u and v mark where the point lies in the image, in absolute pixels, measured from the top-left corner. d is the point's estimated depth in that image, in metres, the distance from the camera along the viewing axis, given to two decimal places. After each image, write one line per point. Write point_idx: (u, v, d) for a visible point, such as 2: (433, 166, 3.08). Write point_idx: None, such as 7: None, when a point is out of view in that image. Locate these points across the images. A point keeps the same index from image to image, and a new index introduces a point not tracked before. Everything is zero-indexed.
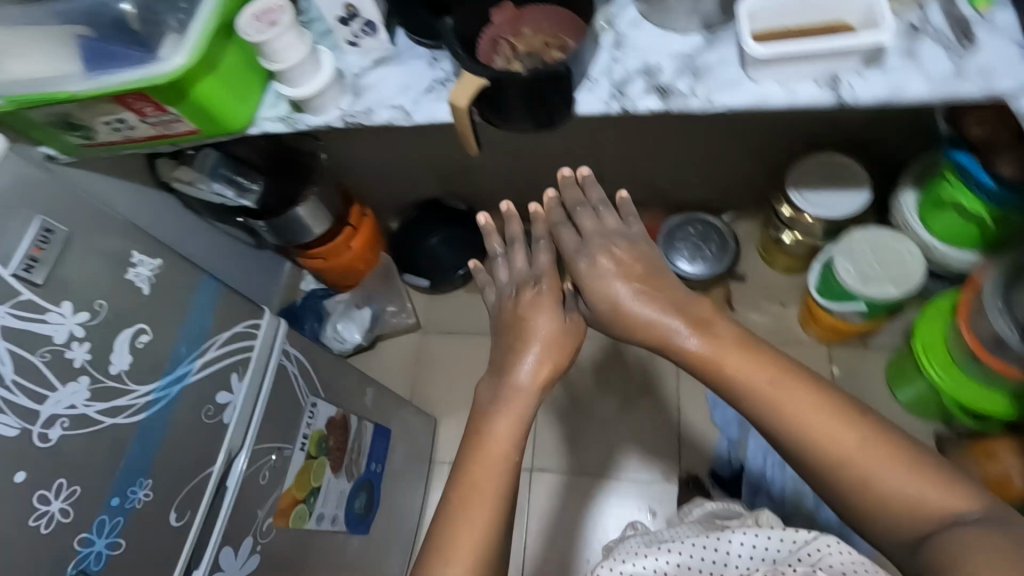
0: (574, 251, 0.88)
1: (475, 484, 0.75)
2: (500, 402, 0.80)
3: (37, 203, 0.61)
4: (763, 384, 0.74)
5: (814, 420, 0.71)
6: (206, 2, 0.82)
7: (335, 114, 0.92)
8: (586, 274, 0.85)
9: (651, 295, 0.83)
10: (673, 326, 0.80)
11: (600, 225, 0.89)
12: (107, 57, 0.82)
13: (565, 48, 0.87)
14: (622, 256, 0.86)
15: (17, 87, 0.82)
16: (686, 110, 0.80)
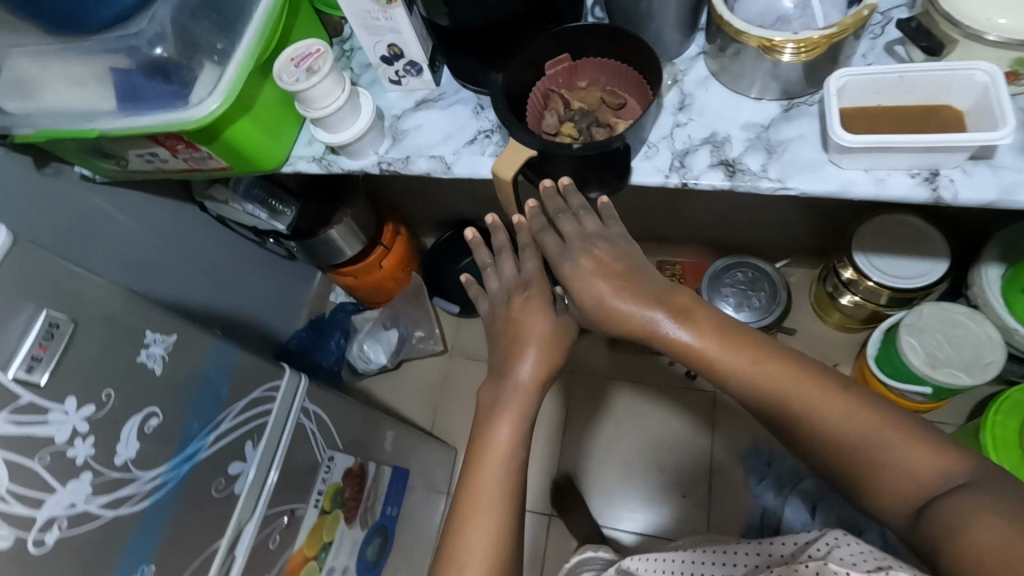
0: (556, 257, 0.73)
1: (478, 488, 0.69)
2: (499, 404, 0.71)
3: (39, 291, 0.50)
4: (747, 367, 0.67)
5: (801, 397, 0.65)
6: (242, 46, 0.78)
7: (372, 159, 0.86)
8: (568, 274, 0.72)
9: (621, 286, 0.70)
10: (649, 316, 0.69)
11: (580, 229, 0.74)
12: (138, 95, 0.76)
13: (624, 107, 0.80)
14: (597, 249, 0.72)
15: (48, 121, 0.79)
16: (755, 191, 0.72)
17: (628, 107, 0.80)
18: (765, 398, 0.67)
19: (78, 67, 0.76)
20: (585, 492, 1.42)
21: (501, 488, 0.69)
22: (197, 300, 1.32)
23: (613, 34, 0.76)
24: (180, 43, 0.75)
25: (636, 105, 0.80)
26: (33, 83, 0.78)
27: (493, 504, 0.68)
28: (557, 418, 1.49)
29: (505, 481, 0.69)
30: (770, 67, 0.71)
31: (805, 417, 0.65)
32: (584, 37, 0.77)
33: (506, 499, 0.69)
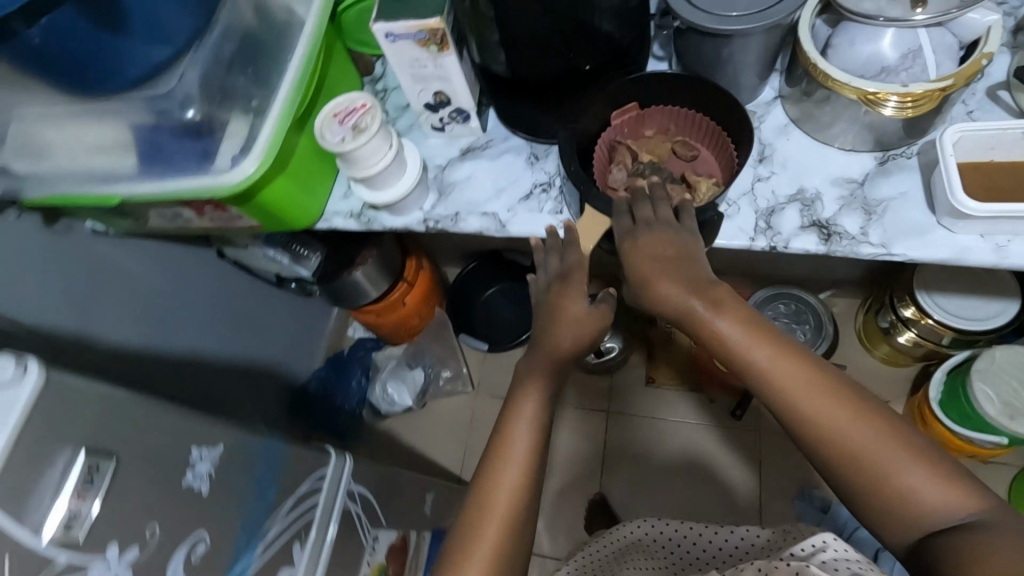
0: (622, 237, 0.65)
1: (490, 483, 0.60)
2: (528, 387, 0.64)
3: (79, 426, 0.42)
4: (768, 362, 0.58)
5: (819, 404, 0.55)
6: (276, 103, 0.70)
7: (417, 216, 0.80)
8: (631, 254, 0.64)
9: (664, 267, 0.62)
10: (679, 298, 0.61)
11: (653, 215, 0.65)
12: (162, 157, 0.69)
13: (697, 159, 0.74)
14: (658, 234, 0.63)
15: (67, 187, 0.72)
16: (853, 256, 0.65)
17: (700, 158, 0.75)
18: (775, 397, 0.57)
19: (95, 130, 0.68)
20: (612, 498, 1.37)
21: (516, 489, 0.60)
22: (215, 349, 1.24)
23: (687, 82, 0.70)
24: (212, 102, 0.68)
25: (710, 157, 0.75)
26: (48, 146, 0.71)
27: (501, 507, 0.59)
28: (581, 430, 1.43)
29: (523, 476, 0.61)
30: (867, 118, 0.64)
31: (815, 425, 0.55)
32: (654, 83, 0.70)
33: (519, 501, 0.60)
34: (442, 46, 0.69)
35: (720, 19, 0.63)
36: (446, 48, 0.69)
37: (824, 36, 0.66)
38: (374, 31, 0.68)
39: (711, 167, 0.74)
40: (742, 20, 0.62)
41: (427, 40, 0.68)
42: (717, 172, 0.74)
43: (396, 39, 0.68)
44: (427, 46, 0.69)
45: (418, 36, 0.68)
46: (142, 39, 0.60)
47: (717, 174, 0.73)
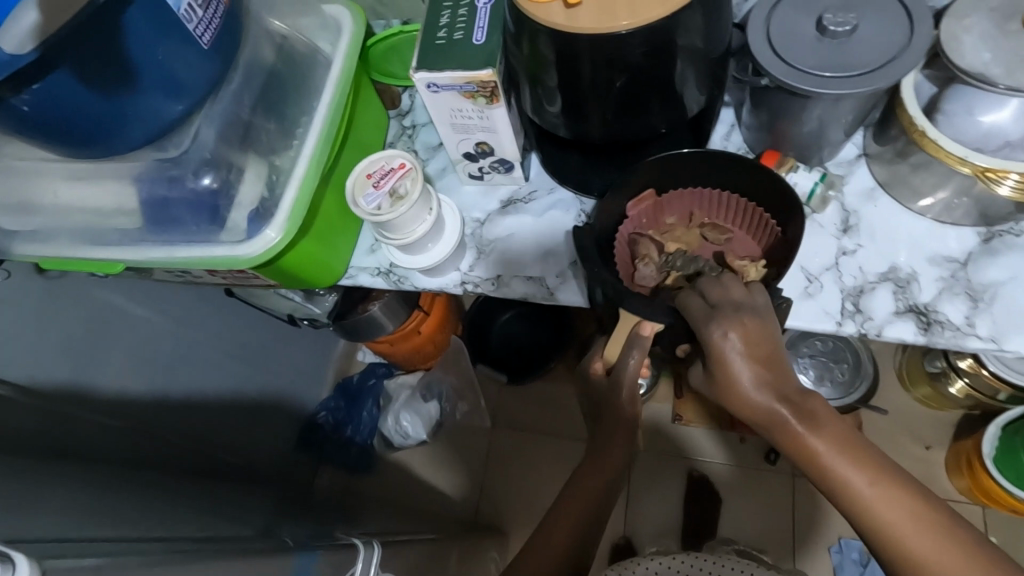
0: (703, 324, 0.54)
1: (551, 524, 0.62)
2: (607, 443, 0.66)
3: None
4: (857, 479, 0.48)
5: (911, 536, 0.46)
6: (299, 165, 0.63)
7: (454, 276, 0.72)
8: (723, 348, 0.52)
9: (760, 364, 0.52)
10: (755, 399, 0.51)
11: (730, 298, 0.55)
12: (171, 223, 0.61)
13: (732, 241, 0.68)
14: (748, 323, 0.53)
15: (56, 249, 0.63)
16: (955, 348, 0.58)
17: (735, 239, 0.68)
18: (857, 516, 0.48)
19: (100, 190, 0.60)
20: (626, 528, 1.31)
21: (575, 530, 0.61)
22: (224, 386, 1.17)
23: (720, 157, 0.62)
24: (227, 165, 0.60)
25: (745, 237, 0.68)
26: (44, 205, 0.62)
27: (556, 552, 0.60)
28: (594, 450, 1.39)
29: (584, 513, 0.63)
30: (974, 193, 0.57)
31: (901, 560, 0.46)
32: (672, 166, 0.64)
33: (576, 546, 0.60)
34: (492, 98, 0.60)
35: (814, 80, 0.54)
36: (497, 101, 0.61)
37: (928, 94, 0.59)
38: (414, 81, 0.60)
39: (750, 245, 0.68)
40: (836, 82, 0.54)
41: (476, 92, 0.60)
42: (757, 252, 0.67)
43: (439, 89, 0.60)
44: (475, 99, 0.61)
45: (466, 88, 0.59)
46: (155, 99, 0.50)
47: (757, 252, 0.67)
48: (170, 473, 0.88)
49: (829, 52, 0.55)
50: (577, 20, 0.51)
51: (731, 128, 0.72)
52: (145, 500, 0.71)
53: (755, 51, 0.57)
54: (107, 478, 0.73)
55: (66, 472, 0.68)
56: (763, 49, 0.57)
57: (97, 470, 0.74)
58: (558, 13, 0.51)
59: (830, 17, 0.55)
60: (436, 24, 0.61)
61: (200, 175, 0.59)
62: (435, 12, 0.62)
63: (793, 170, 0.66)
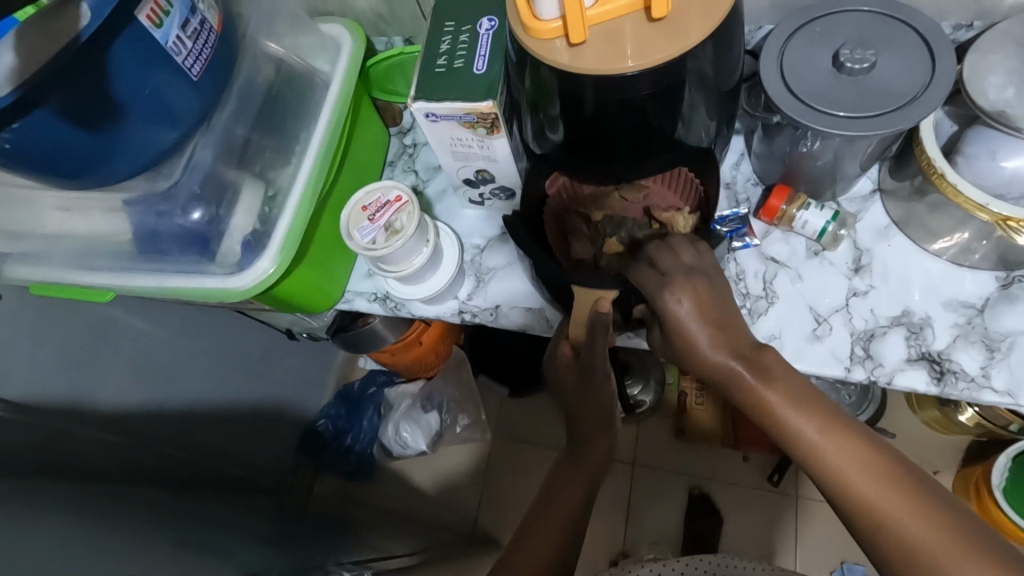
0: (654, 293, 0.53)
1: (538, 524, 0.57)
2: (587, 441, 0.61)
3: None
4: (809, 427, 0.49)
5: (863, 482, 0.46)
6: (292, 193, 0.61)
7: (451, 304, 0.70)
8: (672, 313, 0.52)
9: (712, 318, 0.51)
10: (715, 364, 0.51)
11: (680, 262, 0.54)
12: (162, 253, 0.59)
13: (650, 195, 0.64)
14: (699, 286, 0.52)
15: (48, 276, 0.62)
16: (968, 399, 0.56)
17: (653, 194, 0.64)
18: (811, 465, 0.49)
19: (90, 218, 0.58)
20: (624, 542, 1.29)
21: (567, 528, 0.56)
22: (224, 397, 1.16)
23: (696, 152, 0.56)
24: (219, 195, 0.58)
25: (663, 188, 0.64)
26: (33, 230, 0.61)
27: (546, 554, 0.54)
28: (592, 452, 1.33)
29: (571, 512, 0.57)
30: (994, 237, 0.54)
31: (854, 508, 0.46)
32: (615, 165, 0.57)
33: (568, 545, 0.55)
34: (492, 129, 0.58)
35: (829, 121, 0.52)
36: (497, 132, 0.59)
37: (947, 132, 0.57)
38: (412, 110, 0.58)
39: (671, 197, 0.64)
40: (850, 124, 0.51)
41: (475, 123, 0.58)
42: (679, 203, 0.64)
43: (437, 119, 0.58)
44: (475, 129, 0.59)
45: (465, 118, 0.57)
46: (144, 130, 0.48)
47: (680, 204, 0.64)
48: (172, 487, 0.87)
49: (846, 91, 0.53)
50: (583, 59, 0.46)
51: (741, 157, 0.69)
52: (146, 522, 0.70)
53: (767, 86, 0.54)
54: (107, 498, 0.72)
55: (65, 495, 0.67)
56: (775, 83, 0.54)
57: (98, 489, 0.73)
58: (563, 50, 0.46)
59: (847, 53, 0.53)
60: (436, 50, 0.59)
61: (190, 210, 0.57)
62: (434, 38, 0.60)
63: (804, 208, 0.62)
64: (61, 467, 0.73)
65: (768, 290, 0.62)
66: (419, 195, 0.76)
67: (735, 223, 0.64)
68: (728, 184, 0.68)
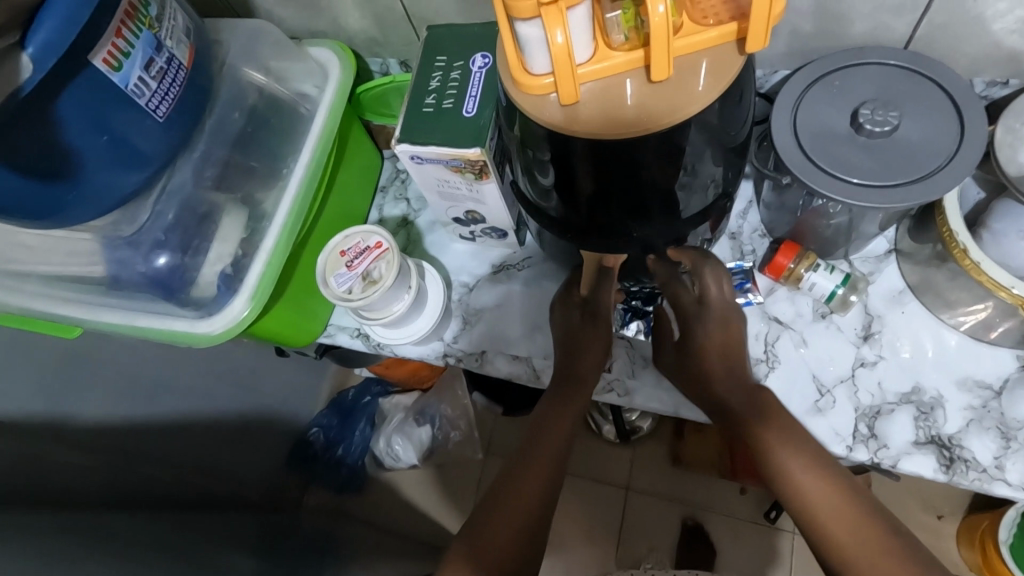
0: (688, 318, 0.58)
1: (510, 489, 0.52)
2: (572, 393, 0.58)
3: None
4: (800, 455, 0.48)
5: (851, 525, 0.44)
6: (270, 234, 0.58)
7: (436, 346, 0.67)
8: (702, 341, 0.56)
9: (721, 356, 0.56)
10: (727, 398, 0.54)
11: (720, 296, 0.57)
12: (130, 290, 0.56)
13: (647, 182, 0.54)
14: (727, 325, 0.57)
15: (15, 303, 0.58)
16: (978, 488, 0.52)
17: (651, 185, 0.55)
18: (792, 498, 0.47)
19: (56, 256, 0.56)
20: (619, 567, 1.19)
21: (540, 498, 0.52)
22: (218, 408, 1.10)
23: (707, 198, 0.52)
24: (189, 236, 0.55)
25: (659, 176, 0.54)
26: (5, 262, 0.57)
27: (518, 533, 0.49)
28: (590, 456, 1.27)
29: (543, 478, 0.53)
30: (1021, 316, 0.50)
31: (822, 537, 0.44)
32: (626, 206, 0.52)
33: (541, 521, 0.51)
34: (481, 174, 0.55)
35: (844, 188, 0.48)
36: (486, 178, 0.55)
37: (974, 199, 0.54)
38: (396, 151, 0.54)
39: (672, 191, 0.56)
40: (864, 193, 0.47)
41: (463, 168, 0.54)
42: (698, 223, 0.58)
43: (423, 161, 0.54)
44: (462, 173, 0.55)
45: (451, 163, 0.53)
46: (106, 175, 0.45)
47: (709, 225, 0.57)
48: (154, 509, 0.85)
49: (864, 155, 0.48)
50: (574, 119, 0.42)
51: (750, 204, 0.65)
52: (124, 551, 0.67)
53: (778, 143, 0.50)
54: (84, 526, 0.69)
55: (29, 524, 0.64)
56: (786, 141, 0.50)
57: (78, 515, 0.71)
58: (556, 106, 0.42)
59: (867, 114, 0.49)
60: (425, 87, 0.56)
61: (157, 253, 0.54)
62: (424, 74, 0.56)
63: (812, 269, 0.58)
64: (28, 490, 0.70)
65: (769, 354, 0.58)
66: (409, 226, 0.73)
67: (737, 278, 0.61)
68: (734, 233, 0.64)
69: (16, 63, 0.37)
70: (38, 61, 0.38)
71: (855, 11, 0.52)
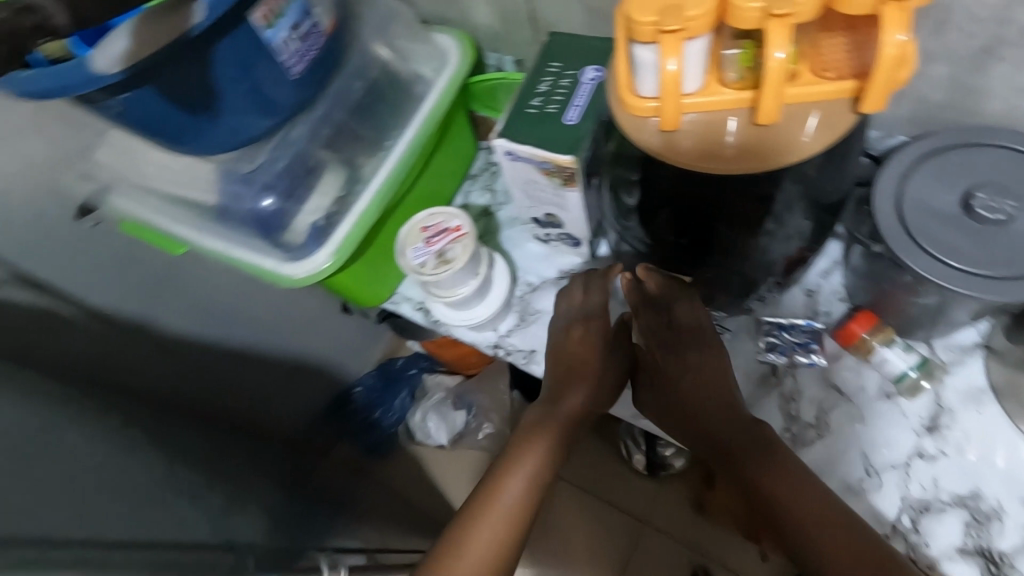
0: (658, 347, 0.59)
1: (508, 475, 0.57)
2: (559, 402, 0.61)
3: None
4: (804, 508, 0.49)
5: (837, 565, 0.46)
6: (362, 198, 0.63)
7: (489, 335, 0.69)
8: (675, 373, 0.58)
9: (700, 383, 0.57)
10: (727, 439, 0.55)
11: (693, 323, 0.57)
12: (233, 222, 0.61)
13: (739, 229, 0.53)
14: (701, 353, 0.58)
15: (138, 213, 0.66)
16: None
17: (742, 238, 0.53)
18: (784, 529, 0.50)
19: (180, 179, 0.62)
20: None
21: (532, 488, 0.56)
22: (278, 346, 1.15)
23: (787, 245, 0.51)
24: (296, 184, 0.60)
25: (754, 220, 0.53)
26: (138, 176, 0.65)
27: (514, 520, 0.55)
28: (613, 480, 1.25)
29: (542, 466, 0.58)
30: None
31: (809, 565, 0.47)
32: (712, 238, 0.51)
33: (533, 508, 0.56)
34: (568, 181, 0.56)
35: (939, 269, 0.45)
36: (572, 185, 0.57)
37: None
38: (494, 144, 0.57)
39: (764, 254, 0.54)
40: (961, 278, 0.45)
41: (552, 172, 0.56)
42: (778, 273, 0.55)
43: (516, 158, 0.57)
44: (551, 177, 0.57)
45: (542, 165, 0.55)
46: (239, 114, 0.51)
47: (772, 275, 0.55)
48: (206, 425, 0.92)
49: (970, 239, 0.46)
50: (672, 146, 0.43)
51: (835, 265, 0.62)
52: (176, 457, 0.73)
53: (876, 208, 0.48)
54: (143, 428, 0.77)
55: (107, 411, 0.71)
56: (888, 208, 0.48)
57: (140, 415, 0.79)
58: (655, 130, 0.43)
59: (981, 198, 0.47)
60: (534, 90, 0.58)
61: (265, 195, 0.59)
62: (536, 77, 0.59)
63: (887, 344, 0.56)
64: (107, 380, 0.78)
65: (821, 421, 0.56)
66: (489, 216, 0.75)
67: (804, 335, 0.58)
68: (812, 291, 0.62)
69: (191, 11, 0.43)
70: (209, 7, 0.43)
71: (993, 88, 0.50)
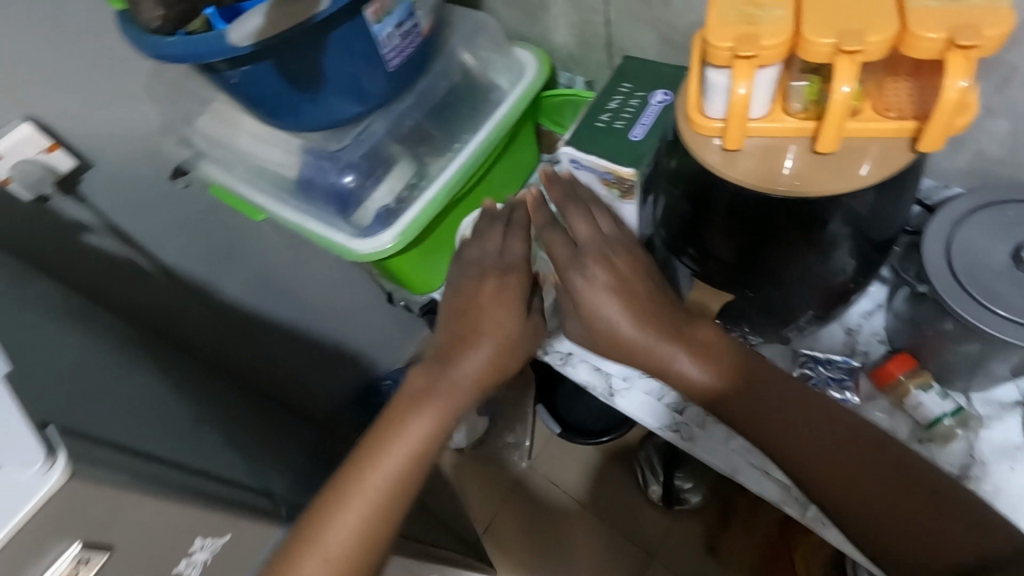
0: (563, 266, 0.53)
1: (381, 451, 0.50)
2: (450, 365, 0.53)
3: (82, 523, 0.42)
4: (775, 414, 0.47)
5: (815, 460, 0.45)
6: (431, 188, 0.68)
7: None
8: (585, 293, 0.51)
9: (622, 295, 0.51)
10: (700, 382, 0.49)
11: (594, 232, 0.54)
12: (311, 196, 0.67)
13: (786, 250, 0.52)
14: (616, 261, 0.53)
15: (226, 179, 0.72)
16: None
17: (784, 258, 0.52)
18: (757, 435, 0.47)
19: (270, 152, 0.69)
20: None
21: (411, 463, 0.50)
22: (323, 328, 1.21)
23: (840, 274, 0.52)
24: (373, 168, 0.66)
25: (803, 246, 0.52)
26: (232, 145, 0.71)
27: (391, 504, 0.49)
28: (625, 506, 1.24)
29: (434, 431, 0.51)
30: None
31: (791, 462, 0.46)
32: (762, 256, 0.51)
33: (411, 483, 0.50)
34: (625, 194, 0.60)
35: (982, 315, 0.47)
36: (628, 198, 0.60)
37: None
38: (561, 151, 0.61)
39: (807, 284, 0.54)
40: (1003, 325, 0.46)
41: (612, 183, 0.59)
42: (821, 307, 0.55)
43: (579, 167, 0.60)
44: (609, 188, 0.60)
45: (603, 176, 0.59)
46: (337, 98, 0.56)
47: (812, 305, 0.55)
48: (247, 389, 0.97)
49: (1017, 290, 0.47)
50: (733, 166, 0.46)
51: (878, 307, 0.63)
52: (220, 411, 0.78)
53: (925, 251, 0.50)
54: (195, 380, 0.83)
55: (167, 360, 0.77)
56: (936, 251, 0.50)
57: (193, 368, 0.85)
58: (718, 151, 0.46)
59: None
60: (604, 106, 0.62)
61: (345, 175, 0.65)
62: (607, 95, 0.63)
63: (924, 388, 0.56)
64: None
65: None
66: None
67: (839, 371, 0.60)
68: (852, 329, 0.63)
69: None
70: None
71: None
